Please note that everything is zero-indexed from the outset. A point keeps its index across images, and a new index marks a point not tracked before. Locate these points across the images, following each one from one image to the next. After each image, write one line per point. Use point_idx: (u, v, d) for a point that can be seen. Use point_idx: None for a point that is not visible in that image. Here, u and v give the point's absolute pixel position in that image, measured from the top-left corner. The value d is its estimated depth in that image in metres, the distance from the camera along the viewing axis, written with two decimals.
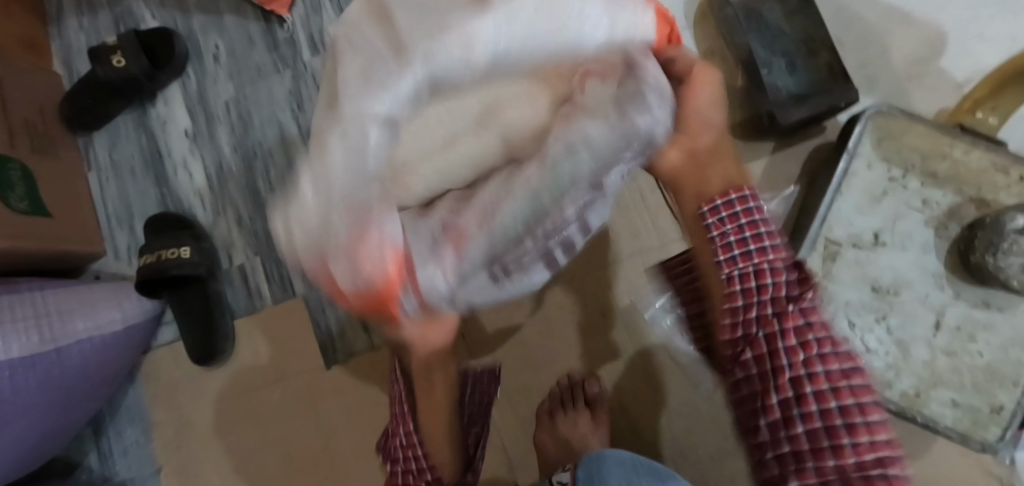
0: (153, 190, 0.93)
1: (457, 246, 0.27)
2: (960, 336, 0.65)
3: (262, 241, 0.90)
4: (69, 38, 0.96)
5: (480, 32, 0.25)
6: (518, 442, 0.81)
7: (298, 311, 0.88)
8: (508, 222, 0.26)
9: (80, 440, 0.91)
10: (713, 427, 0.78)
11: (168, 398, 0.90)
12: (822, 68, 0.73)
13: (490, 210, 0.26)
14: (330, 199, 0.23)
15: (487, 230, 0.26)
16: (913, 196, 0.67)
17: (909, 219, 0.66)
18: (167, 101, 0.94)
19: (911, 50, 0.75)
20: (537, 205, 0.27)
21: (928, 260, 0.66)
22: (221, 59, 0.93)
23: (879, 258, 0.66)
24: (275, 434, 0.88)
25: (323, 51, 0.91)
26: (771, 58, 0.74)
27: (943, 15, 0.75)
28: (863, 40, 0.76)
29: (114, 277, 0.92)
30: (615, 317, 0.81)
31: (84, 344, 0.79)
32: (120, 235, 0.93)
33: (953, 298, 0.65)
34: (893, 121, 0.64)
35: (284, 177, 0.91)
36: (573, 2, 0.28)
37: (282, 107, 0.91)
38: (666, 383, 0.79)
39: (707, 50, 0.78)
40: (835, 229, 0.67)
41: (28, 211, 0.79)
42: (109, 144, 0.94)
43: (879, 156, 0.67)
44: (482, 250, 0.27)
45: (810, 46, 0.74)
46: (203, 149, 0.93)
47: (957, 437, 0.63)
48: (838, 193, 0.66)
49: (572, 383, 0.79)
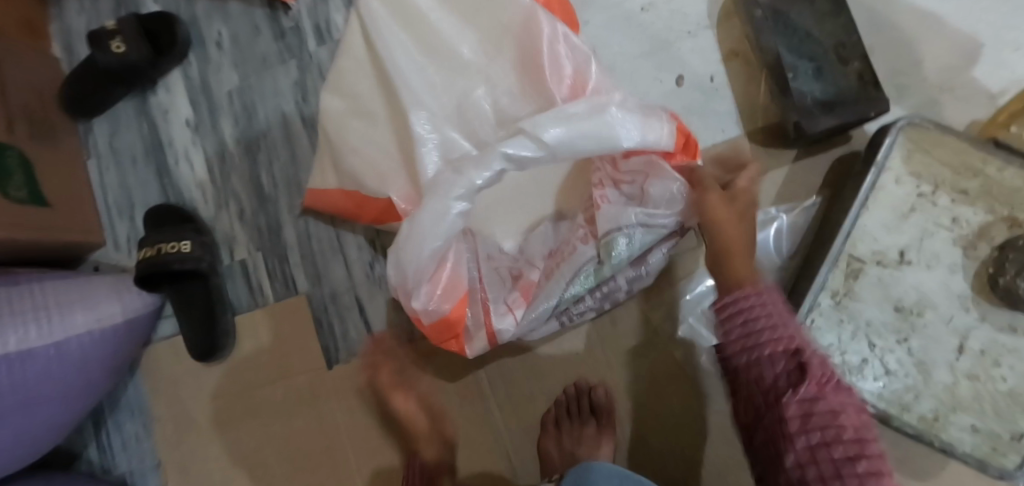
0: (155, 180, 0.91)
1: (526, 302, 0.66)
2: (983, 361, 0.62)
3: (265, 237, 0.88)
4: (69, 20, 0.93)
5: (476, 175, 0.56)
6: (522, 450, 0.80)
7: (301, 309, 0.86)
8: (561, 281, 0.65)
9: (82, 431, 0.91)
10: (722, 441, 0.77)
11: (167, 393, 0.89)
12: (851, 74, 0.70)
13: (553, 277, 0.66)
14: (412, 250, 0.58)
15: (548, 293, 0.66)
16: (942, 214, 0.63)
17: (937, 237, 0.64)
18: (168, 89, 0.91)
19: (945, 58, 0.72)
20: (577, 270, 0.65)
21: (955, 280, 0.63)
22: (225, 47, 0.90)
23: (904, 277, 0.64)
24: (277, 432, 0.86)
25: (330, 42, 0.88)
26: (797, 61, 0.71)
27: (981, 21, 0.72)
28: (894, 45, 0.73)
29: (114, 268, 0.91)
30: (625, 326, 0.79)
31: (83, 337, 0.77)
32: (121, 225, 0.91)
33: (978, 320, 0.63)
34: (926, 134, 0.63)
35: (288, 172, 0.88)
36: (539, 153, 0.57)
37: (287, 99, 0.89)
38: (675, 394, 0.77)
39: (730, 51, 0.76)
40: (859, 246, 0.65)
41: (27, 199, 0.77)
42: (110, 132, 0.92)
43: (908, 171, 0.64)
44: (544, 306, 0.65)
45: (838, 50, 0.71)
46: (206, 140, 0.90)
47: (974, 462, 0.62)
48: (864, 208, 0.64)
49: (578, 393, 0.77)
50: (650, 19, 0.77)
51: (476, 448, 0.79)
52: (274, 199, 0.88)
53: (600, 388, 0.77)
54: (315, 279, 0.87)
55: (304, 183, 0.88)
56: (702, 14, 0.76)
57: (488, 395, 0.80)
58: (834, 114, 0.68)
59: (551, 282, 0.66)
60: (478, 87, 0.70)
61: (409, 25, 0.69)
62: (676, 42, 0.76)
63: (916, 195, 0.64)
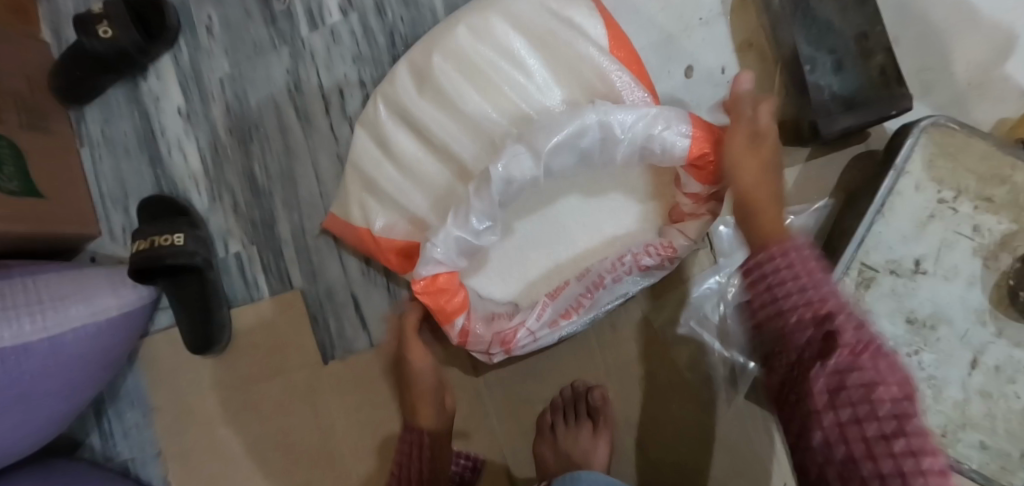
0: (148, 170, 0.89)
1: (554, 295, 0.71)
2: (998, 378, 0.60)
3: (260, 231, 0.87)
4: (58, 1, 0.90)
5: (515, 64, 0.70)
6: (518, 453, 0.80)
7: (294, 303, 0.85)
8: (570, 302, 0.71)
9: (83, 420, 0.91)
10: (726, 449, 0.75)
11: (166, 385, 0.88)
12: (874, 70, 0.66)
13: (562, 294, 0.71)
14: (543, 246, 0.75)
15: (556, 301, 0.71)
16: (963, 222, 0.61)
17: (958, 247, 0.61)
18: (160, 76, 0.89)
19: (973, 52, 0.69)
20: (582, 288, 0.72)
21: (974, 294, 0.61)
22: (216, 33, 0.87)
23: (919, 288, 0.62)
24: (305, 402, 0.85)
25: (323, 28, 0.85)
26: (816, 53, 0.67)
27: (1017, 17, 0.68)
28: (923, 40, 0.69)
29: (110, 259, 0.89)
30: (622, 327, 0.78)
31: (78, 332, 0.74)
32: (116, 215, 0.90)
33: (996, 336, 0.60)
34: (950, 136, 0.61)
35: (281, 163, 0.86)
36: (548, 47, 0.70)
37: (280, 86, 0.86)
38: (677, 397, 0.76)
39: (745, 41, 0.73)
40: (872, 255, 0.63)
41: (18, 191, 0.74)
42: (103, 119, 0.90)
43: (929, 176, 0.62)
44: (551, 311, 0.70)
45: (861, 43, 0.67)
46: (198, 129, 0.88)
47: (982, 481, 0.60)
48: (878, 215, 0.62)
49: (576, 396, 0.76)
50: (660, 4, 0.73)
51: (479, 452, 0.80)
52: (268, 192, 0.86)
53: (597, 391, 0.75)
54: (310, 275, 0.86)
55: (299, 174, 0.86)
56: (716, 1, 0.73)
57: (485, 398, 0.80)
58: (854, 114, 0.65)
59: (559, 300, 0.71)
60: (534, 92, 0.71)
61: (547, 47, 0.71)
62: (688, 30, 0.73)
63: (937, 202, 0.61)
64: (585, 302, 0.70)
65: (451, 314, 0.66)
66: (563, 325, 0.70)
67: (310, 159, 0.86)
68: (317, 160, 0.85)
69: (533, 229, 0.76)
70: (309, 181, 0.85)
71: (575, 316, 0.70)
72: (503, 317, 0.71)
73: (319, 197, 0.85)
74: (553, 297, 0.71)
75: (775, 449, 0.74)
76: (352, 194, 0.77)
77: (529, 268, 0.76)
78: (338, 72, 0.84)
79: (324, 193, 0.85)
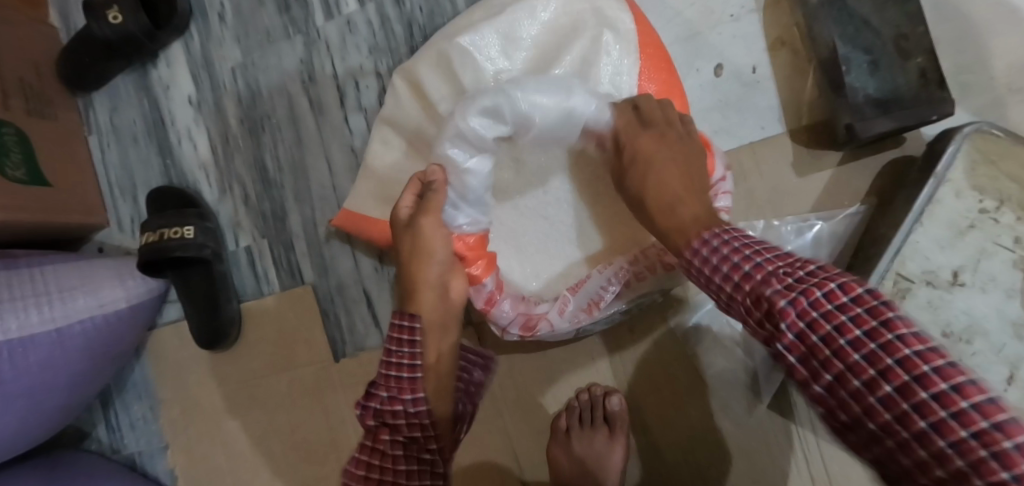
0: (157, 159, 0.87)
1: (574, 289, 0.69)
2: None
3: (270, 225, 0.85)
4: None
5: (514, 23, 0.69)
6: (531, 454, 0.78)
7: (305, 299, 0.83)
8: (589, 291, 0.68)
9: (90, 411, 0.89)
10: (746, 455, 0.73)
11: (173, 378, 0.87)
12: (913, 72, 0.63)
13: (582, 286, 0.68)
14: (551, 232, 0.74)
15: (578, 293, 0.68)
16: (1005, 233, 0.59)
17: (996, 258, 0.59)
18: (170, 63, 0.87)
19: (1019, 55, 0.66)
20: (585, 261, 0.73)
21: (1011, 306, 0.58)
22: (227, 19, 0.85)
23: (955, 300, 0.60)
24: (318, 399, 0.83)
25: (338, 17, 0.82)
26: (851, 53, 0.65)
27: None
28: (963, 41, 0.67)
29: (117, 250, 0.87)
30: (643, 332, 0.76)
31: (85, 324, 0.73)
32: (124, 206, 0.88)
33: None
34: (994, 143, 0.59)
35: (292, 154, 0.84)
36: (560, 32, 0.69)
37: (292, 76, 0.84)
38: (694, 404, 0.75)
39: (777, 40, 0.70)
40: (907, 264, 0.60)
41: (25, 180, 0.72)
42: (111, 106, 0.88)
43: (970, 183, 0.60)
44: (573, 305, 0.67)
45: (899, 42, 0.64)
46: (208, 118, 0.86)
47: None
48: (917, 223, 0.60)
49: (593, 400, 0.74)
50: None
51: (488, 450, 0.79)
52: (279, 184, 0.84)
53: (615, 395, 0.74)
54: (321, 269, 0.84)
55: (311, 167, 0.84)
56: None
57: (496, 398, 0.79)
58: (892, 117, 0.62)
59: (581, 293, 0.68)
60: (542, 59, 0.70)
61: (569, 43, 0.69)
62: (717, 25, 0.71)
63: (977, 211, 0.59)
64: (602, 297, 0.66)
65: (477, 279, 0.65)
66: (584, 321, 0.67)
67: (322, 151, 0.83)
68: (329, 152, 0.83)
69: (546, 211, 0.75)
70: (321, 174, 0.83)
71: (595, 313, 0.66)
72: (529, 301, 0.70)
73: (330, 189, 0.83)
74: (573, 291, 0.69)
75: (794, 457, 0.72)
76: (367, 187, 0.75)
77: (555, 258, 0.74)
78: (352, 62, 0.82)
79: (336, 186, 0.83)
